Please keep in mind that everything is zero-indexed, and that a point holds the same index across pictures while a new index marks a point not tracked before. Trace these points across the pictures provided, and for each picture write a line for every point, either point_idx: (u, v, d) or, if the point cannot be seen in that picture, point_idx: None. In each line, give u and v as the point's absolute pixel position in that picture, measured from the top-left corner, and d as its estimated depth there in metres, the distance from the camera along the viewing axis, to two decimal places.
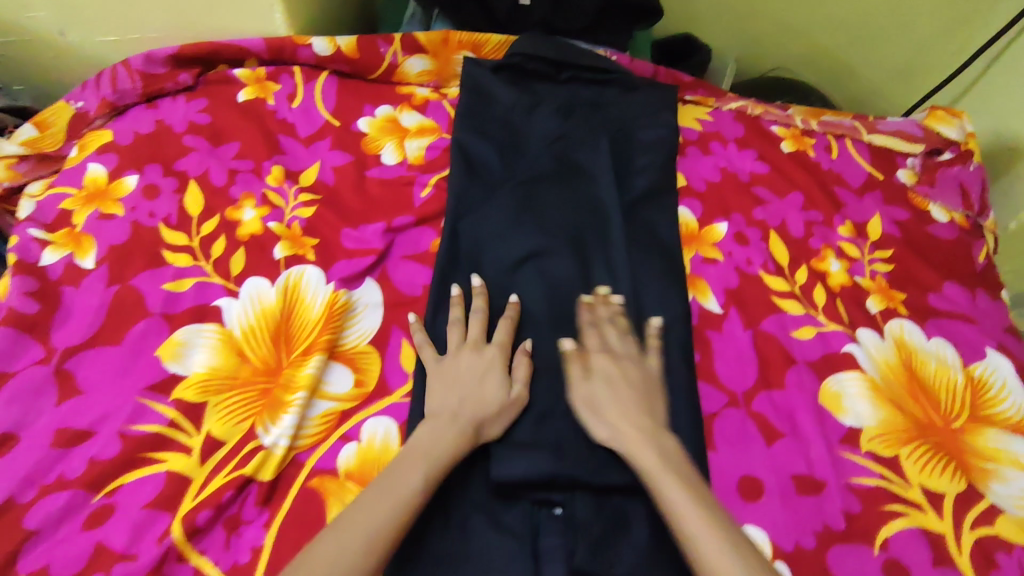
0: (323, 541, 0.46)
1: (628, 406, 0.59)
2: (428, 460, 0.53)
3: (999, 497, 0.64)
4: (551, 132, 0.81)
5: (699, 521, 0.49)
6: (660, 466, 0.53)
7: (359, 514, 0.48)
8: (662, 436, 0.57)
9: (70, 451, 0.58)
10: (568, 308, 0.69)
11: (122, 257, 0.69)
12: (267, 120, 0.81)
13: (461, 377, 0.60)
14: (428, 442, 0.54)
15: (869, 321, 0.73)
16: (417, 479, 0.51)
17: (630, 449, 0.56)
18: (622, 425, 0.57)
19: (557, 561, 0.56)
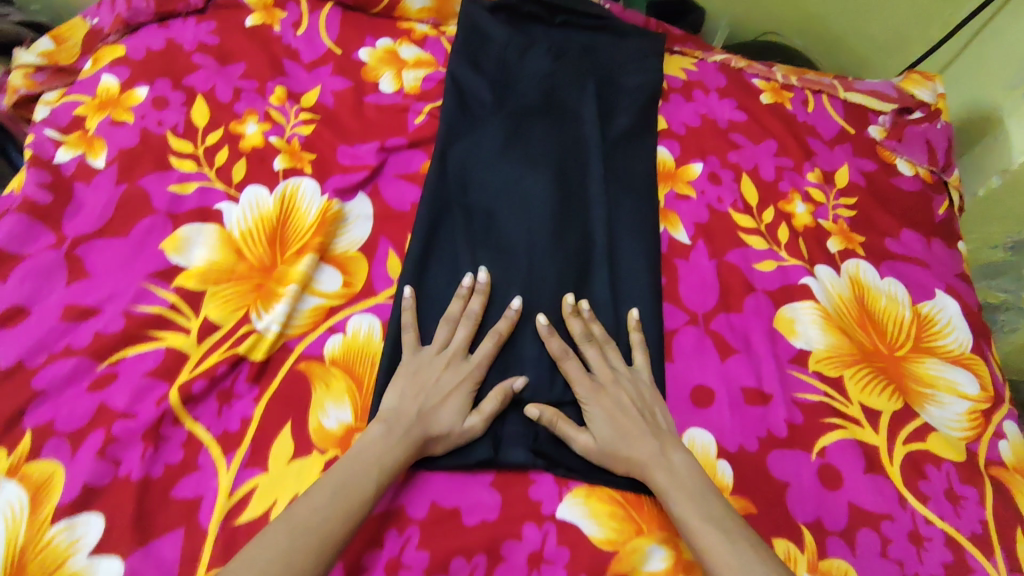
0: (273, 536, 0.48)
1: (629, 428, 0.60)
2: (380, 466, 0.54)
3: (933, 418, 0.69)
4: (541, 72, 0.84)
5: (720, 542, 0.52)
6: (676, 484, 0.57)
7: (314, 517, 0.49)
8: (673, 451, 0.59)
9: (77, 325, 0.63)
10: (545, 231, 0.72)
11: (130, 159, 0.74)
12: (272, 46, 0.85)
13: (427, 387, 0.60)
14: (380, 448, 0.55)
15: (827, 259, 0.78)
16: (368, 490, 0.52)
17: (646, 467, 0.58)
18: (633, 445, 0.59)
19: (519, 446, 0.62)
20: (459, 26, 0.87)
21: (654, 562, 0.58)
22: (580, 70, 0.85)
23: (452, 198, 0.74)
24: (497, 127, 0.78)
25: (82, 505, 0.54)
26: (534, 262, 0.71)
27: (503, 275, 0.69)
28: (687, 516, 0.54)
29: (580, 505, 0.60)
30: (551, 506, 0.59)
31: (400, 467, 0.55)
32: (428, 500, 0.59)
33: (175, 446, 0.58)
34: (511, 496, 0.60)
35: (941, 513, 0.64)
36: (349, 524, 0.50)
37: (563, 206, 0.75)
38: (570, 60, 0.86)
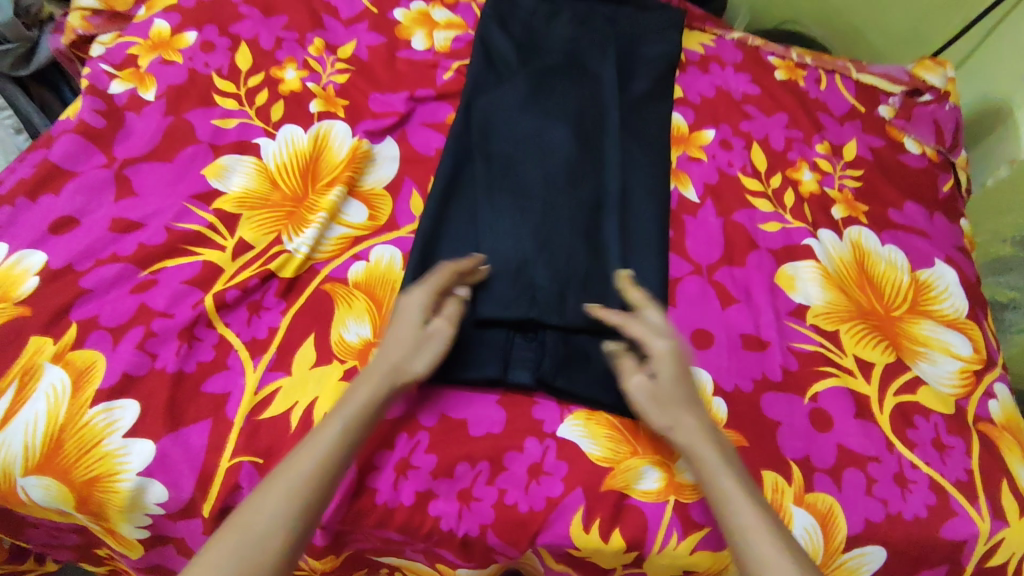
0: (255, 502, 0.48)
1: (678, 395, 0.58)
2: (344, 415, 0.53)
3: (924, 374, 0.72)
4: (565, 37, 0.89)
5: (763, 528, 0.51)
6: (720, 463, 0.55)
7: (291, 474, 0.49)
8: (717, 432, 0.58)
9: (123, 236, 0.68)
10: (558, 180, 0.76)
11: (178, 94, 0.79)
12: (313, 2, 0.90)
13: (404, 311, 0.59)
14: (357, 394, 0.54)
15: (831, 224, 0.81)
16: (335, 438, 0.52)
17: (692, 441, 0.56)
18: (682, 417, 0.57)
19: (525, 370, 0.65)
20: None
21: (648, 481, 0.61)
22: (602, 37, 0.88)
23: (474, 143, 0.78)
24: (523, 81, 0.82)
25: (120, 391, 0.59)
26: (548, 207, 0.74)
27: (518, 216, 0.73)
28: (730, 495, 0.53)
29: (580, 426, 0.63)
30: (553, 425, 0.63)
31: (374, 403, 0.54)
32: (439, 412, 0.62)
33: (207, 346, 0.63)
34: (515, 413, 0.63)
35: (927, 459, 0.66)
36: (323, 478, 0.50)
37: (582, 157, 0.78)
38: (594, 27, 0.90)
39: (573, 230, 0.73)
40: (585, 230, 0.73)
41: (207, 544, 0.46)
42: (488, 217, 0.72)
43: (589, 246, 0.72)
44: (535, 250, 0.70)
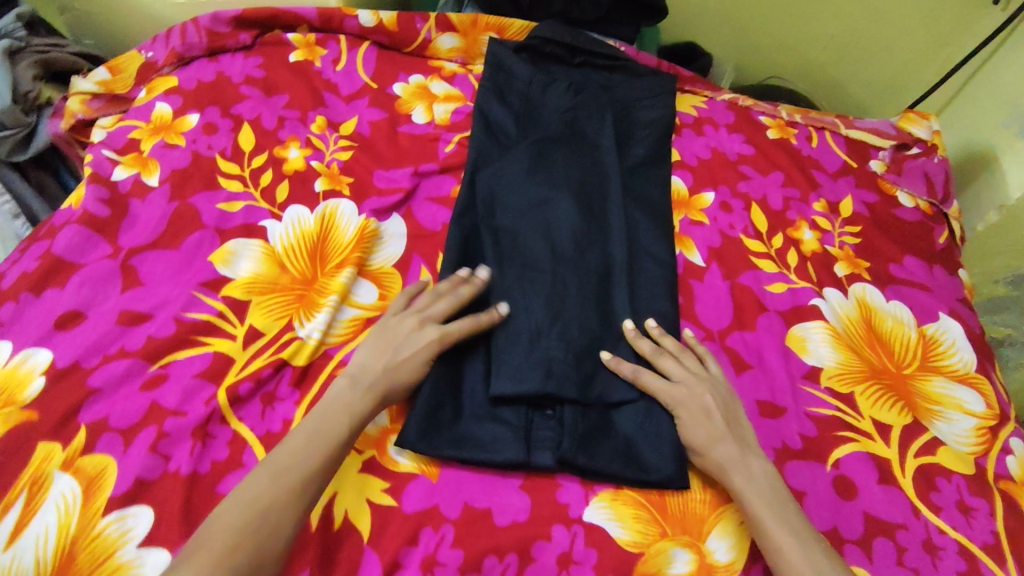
0: (256, 481, 0.52)
1: (706, 427, 0.63)
2: (350, 411, 0.58)
3: (941, 433, 0.72)
4: (563, 106, 0.89)
5: (788, 544, 0.56)
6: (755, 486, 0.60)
7: (292, 458, 0.53)
8: (752, 455, 0.62)
9: (131, 329, 0.67)
10: (566, 250, 0.76)
11: (182, 178, 0.79)
12: (313, 79, 0.91)
13: (394, 336, 0.64)
14: (350, 398, 0.59)
15: (835, 282, 0.82)
16: (339, 433, 0.56)
17: (726, 469, 0.61)
18: (710, 448, 0.62)
19: (546, 451, 0.64)
20: (485, 65, 0.94)
21: (678, 564, 0.60)
22: (598, 105, 0.89)
23: (479, 216, 0.78)
24: (527, 149, 0.83)
25: (133, 497, 0.57)
26: (557, 278, 0.73)
27: (529, 288, 0.72)
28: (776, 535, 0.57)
29: (606, 508, 0.62)
30: (579, 509, 0.61)
31: (368, 412, 0.59)
32: (461, 500, 0.61)
33: (221, 444, 0.61)
34: (540, 499, 0.62)
35: (954, 523, 0.66)
36: (323, 466, 0.54)
37: (587, 224, 0.78)
38: (589, 94, 0.90)
39: (584, 301, 0.72)
40: (596, 299, 0.73)
41: (213, 517, 0.50)
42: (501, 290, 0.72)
43: (602, 318, 0.72)
44: (548, 323, 0.70)
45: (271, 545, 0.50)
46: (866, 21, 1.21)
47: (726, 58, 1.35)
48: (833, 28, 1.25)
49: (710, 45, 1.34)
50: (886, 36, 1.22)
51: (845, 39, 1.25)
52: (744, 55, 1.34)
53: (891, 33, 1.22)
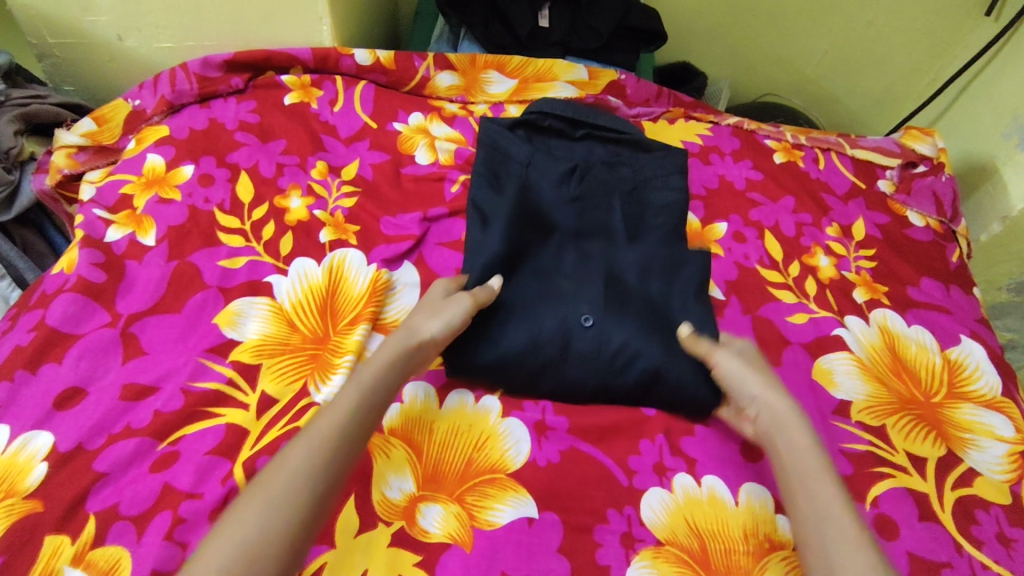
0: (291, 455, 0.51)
1: (751, 376, 0.65)
2: (358, 384, 0.56)
3: (976, 461, 0.71)
4: (567, 196, 0.81)
5: (836, 503, 0.55)
6: (793, 427, 0.61)
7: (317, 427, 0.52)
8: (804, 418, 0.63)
9: (136, 404, 0.63)
10: (587, 340, 0.69)
11: (180, 235, 0.75)
12: (310, 122, 0.88)
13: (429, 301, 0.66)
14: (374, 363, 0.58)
15: (856, 309, 0.81)
16: (346, 407, 0.54)
17: (780, 421, 0.62)
18: (765, 396, 0.63)
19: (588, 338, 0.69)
20: (478, 145, 0.84)
21: None
22: (602, 180, 0.83)
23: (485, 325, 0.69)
24: (554, 200, 0.81)
25: None
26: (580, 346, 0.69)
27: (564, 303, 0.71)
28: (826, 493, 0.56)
29: (649, 568, 0.59)
30: (622, 570, 0.59)
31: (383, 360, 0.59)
32: (498, 570, 0.57)
33: None
34: (580, 562, 0.59)
35: (997, 557, 0.65)
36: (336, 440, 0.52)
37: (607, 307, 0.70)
38: (593, 179, 0.83)
39: (625, 326, 0.69)
40: (633, 315, 0.71)
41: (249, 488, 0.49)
42: (525, 323, 0.69)
43: (646, 346, 0.68)
44: (580, 330, 0.69)
45: (290, 515, 0.47)
46: (857, 38, 1.22)
47: (720, 76, 1.35)
48: (826, 44, 1.25)
49: (703, 63, 1.34)
50: (878, 51, 1.23)
51: (838, 55, 1.26)
52: (738, 73, 1.34)
53: (882, 49, 1.22)
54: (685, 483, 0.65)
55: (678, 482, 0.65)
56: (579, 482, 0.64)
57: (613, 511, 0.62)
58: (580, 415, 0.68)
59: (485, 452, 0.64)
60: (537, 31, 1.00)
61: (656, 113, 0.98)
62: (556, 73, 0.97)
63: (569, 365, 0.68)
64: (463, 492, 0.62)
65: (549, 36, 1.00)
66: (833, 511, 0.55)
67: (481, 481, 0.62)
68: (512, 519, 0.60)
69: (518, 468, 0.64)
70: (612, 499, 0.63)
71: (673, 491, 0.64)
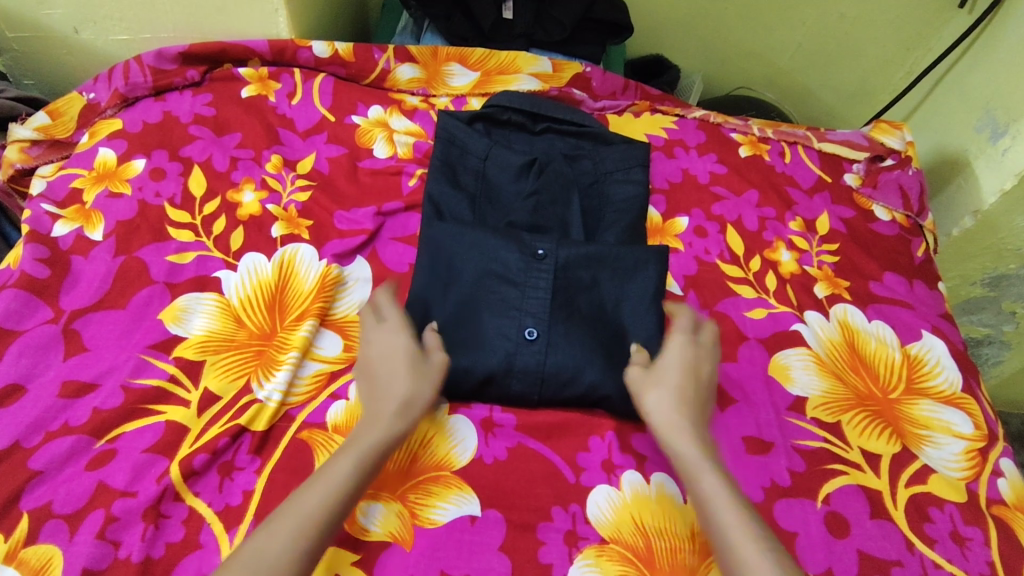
0: (256, 538, 0.47)
1: (647, 393, 0.58)
2: (354, 455, 0.52)
3: (931, 459, 0.70)
4: (525, 190, 0.81)
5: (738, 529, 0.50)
6: (681, 436, 0.56)
7: (297, 509, 0.48)
8: (704, 427, 0.58)
9: (75, 401, 0.62)
10: (530, 356, 0.67)
11: (128, 230, 0.74)
12: (267, 115, 0.87)
13: (389, 347, 0.59)
14: (369, 433, 0.53)
15: (816, 304, 0.80)
16: (343, 479, 0.50)
17: (668, 438, 0.56)
18: (665, 414, 0.57)
19: (530, 357, 0.67)
20: (436, 139, 0.85)
21: None
22: (562, 174, 0.82)
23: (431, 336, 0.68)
24: (511, 195, 0.81)
25: None
26: (520, 357, 0.66)
27: (510, 314, 0.68)
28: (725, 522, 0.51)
29: (592, 566, 0.58)
30: (564, 568, 0.58)
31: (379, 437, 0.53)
32: (437, 569, 0.57)
33: (176, 524, 0.56)
34: (521, 560, 0.58)
35: (949, 556, 0.63)
36: (328, 522, 0.49)
37: (553, 314, 0.68)
38: (553, 172, 0.82)
39: (572, 344, 0.67)
40: (578, 326, 0.69)
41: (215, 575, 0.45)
42: (469, 335, 0.68)
43: (592, 361, 0.67)
44: (523, 346, 0.67)
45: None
46: (831, 29, 1.21)
47: (695, 69, 1.34)
48: (800, 36, 1.24)
49: (678, 56, 1.33)
50: (852, 43, 1.22)
51: (811, 47, 1.25)
52: (713, 66, 1.33)
53: (855, 41, 1.22)
54: (633, 480, 0.64)
55: (627, 479, 0.64)
56: (524, 480, 0.63)
57: (558, 508, 0.61)
58: (529, 412, 0.67)
59: (431, 449, 0.64)
60: (501, 22, 0.99)
61: (622, 105, 0.97)
62: (519, 65, 0.96)
63: (513, 380, 0.67)
64: (406, 490, 0.61)
65: (513, 28, 0.99)
66: (729, 526, 0.50)
67: (425, 479, 0.62)
68: (454, 518, 0.59)
69: (464, 465, 0.63)
70: (558, 496, 0.62)
71: (621, 489, 0.63)
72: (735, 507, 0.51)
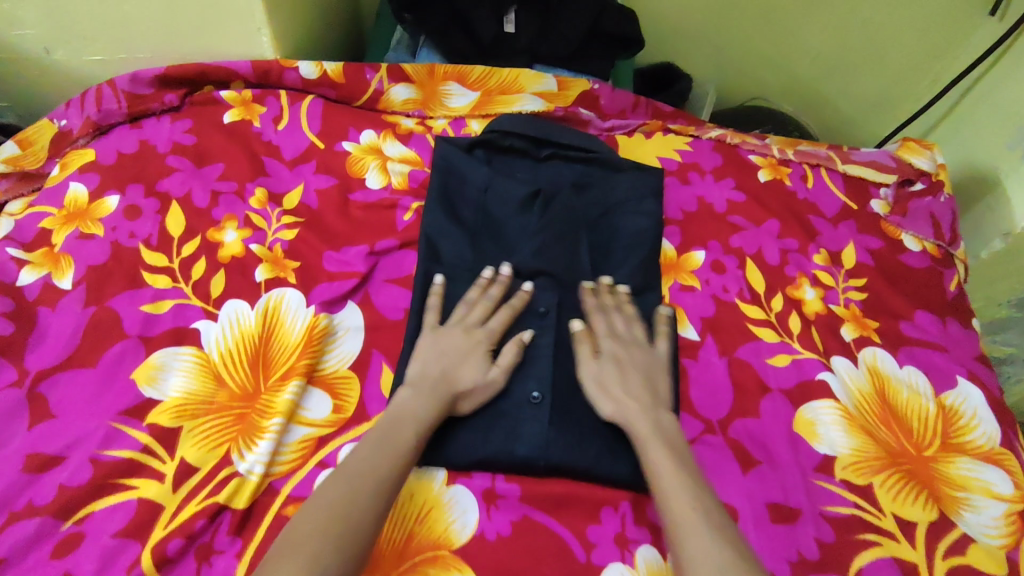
0: (327, 491, 0.50)
1: (608, 387, 0.63)
2: (417, 423, 0.57)
3: (969, 525, 0.65)
4: (530, 229, 0.75)
5: (687, 502, 0.53)
6: (639, 416, 0.60)
7: (362, 467, 0.52)
8: (662, 412, 0.61)
9: (41, 476, 0.57)
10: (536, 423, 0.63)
11: (100, 277, 0.69)
12: (251, 143, 0.81)
13: (449, 347, 0.63)
14: (413, 405, 0.58)
15: (844, 349, 0.74)
16: (408, 444, 0.55)
17: (628, 418, 0.60)
18: (621, 401, 0.61)
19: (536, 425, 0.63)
20: (433, 167, 0.79)
21: None
22: (569, 206, 0.76)
23: None
24: (516, 231, 0.76)
25: None
26: (523, 419, 0.63)
27: (516, 373, 0.66)
28: (674, 494, 0.53)
29: None
30: None
31: (434, 421, 0.58)
32: None
33: None
34: None
35: None
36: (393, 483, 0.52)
37: (562, 372, 0.66)
38: (560, 205, 0.76)
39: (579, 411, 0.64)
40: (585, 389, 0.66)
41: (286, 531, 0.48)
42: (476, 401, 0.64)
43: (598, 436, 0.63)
44: (527, 414, 0.63)
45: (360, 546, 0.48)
46: (852, 36, 1.14)
47: (708, 77, 1.28)
48: (821, 42, 1.17)
49: (688, 64, 1.26)
50: (875, 52, 1.15)
51: (832, 55, 1.18)
52: (727, 74, 1.26)
53: (878, 50, 1.15)
54: (648, 557, 0.59)
55: (642, 555, 0.59)
56: (530, 559, 0.57)
57: None
58: (535, 480, 0.62)
59: (428, 526, 0.58)
60: (502, 36, 0.93)
61: (632, 125, 0.91)
62: (522, 83, 0.90)
63: (518, 445, 0.62)
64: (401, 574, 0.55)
65: (515, 41, 0.93)
66: (675, 495, 0.53)
67: (421, 560, 0.56)
68: None
69: (464, 544, 0.57)
70: None
71: (635, 567, 0.58)
72: (680, 476, 0.54)
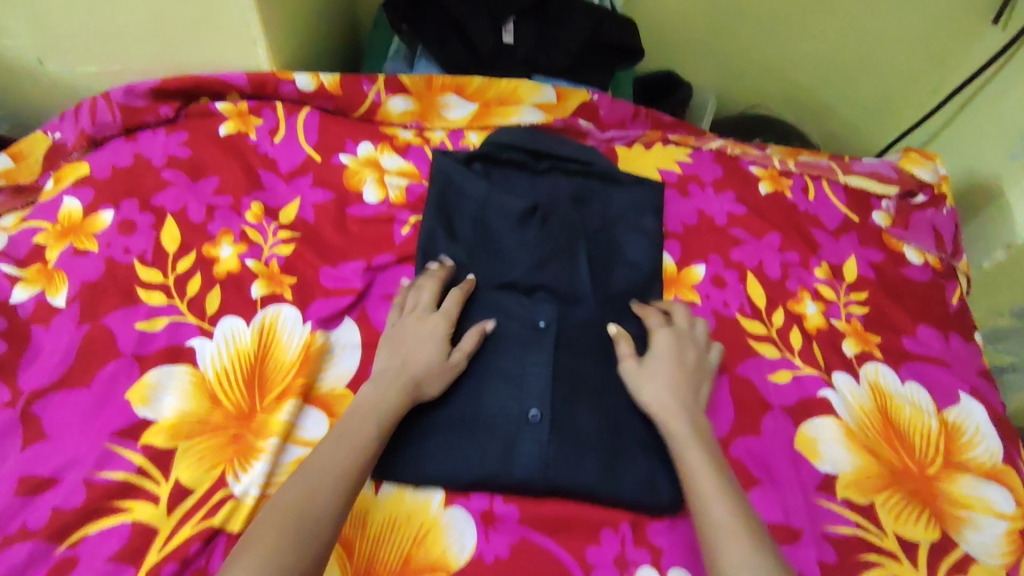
0: (290, 488, 0.50)
1: (658, 384, 0.61)
2: (378, 416, 0.56)
3: (972, 545, 0.64)
4: (528, 243, 0.74)
5: (724, 505, 0.53)
6: (676, 415, 0.59)
7: (324, 463, 0.52)
8: (700, 414, 0.61)
9: (33, 499, 0.56)
10: (534, 440, 0.62)
11: (94, 294, 0.68)
12: (247, 156, 0.80)
13: (406, 334, 0.63)
14: (374, 397, 0.58)
15: (845, 365, 0.74)
16: (368, 436, 0.55)
17: (665, 417, 0.60)
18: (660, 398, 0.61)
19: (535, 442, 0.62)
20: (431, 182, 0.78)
21: None
22: (568, 221, 0.76)
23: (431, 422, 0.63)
24: (513, 246, 0.75)
25: None
26: (522, 435, 0.62)
27: (512, 390, 0.65)
28: (710, 497, 0.53)
29: None
30: None
31: (397, 409, 0.58)
32: None
33: None
34: None
35: None
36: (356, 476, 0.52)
37: (562, 388, 0.65)
38: (559, 220, 0.76)
39: (579, 427, 0.63)
40: (585, 406, 0.65)
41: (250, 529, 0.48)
42: (473, 420, 0.63)
43: (598, 454, 0.62)
44: (527, 430, 0.62)
45: (322, 541, 0.49)
46: (853, 44, 1.13)
47: (708, 85, 1.27)
48: (822, 50, 1.16)
49: (689, 71, 1.26)
50: (877, 60, 1.14)
51: (833, 63, 1.17)
52: (727, 81, 1.25)
53: (880, 58, 1.14)
54: None
55: None
56: None
57: None
58: (534, 501, 0.61)
59: (425, 548, 0.57)
60: (501, 48, 0.92)
61: (631, 136, 0.91)
62: (521, 94, 0.89)
63: (517, 466, 0.61)
64: None
65: (514, 53, 0.92)
66: (711, 498, 0.53)
67: None
68: None
69: (461, 566, 0.57)
70: None
71: None
72: (716, 479, 0.54)
